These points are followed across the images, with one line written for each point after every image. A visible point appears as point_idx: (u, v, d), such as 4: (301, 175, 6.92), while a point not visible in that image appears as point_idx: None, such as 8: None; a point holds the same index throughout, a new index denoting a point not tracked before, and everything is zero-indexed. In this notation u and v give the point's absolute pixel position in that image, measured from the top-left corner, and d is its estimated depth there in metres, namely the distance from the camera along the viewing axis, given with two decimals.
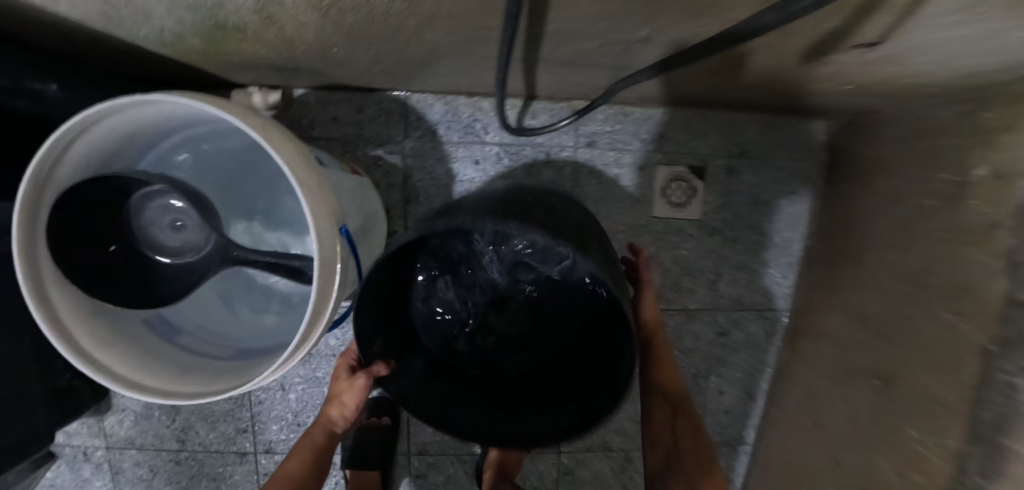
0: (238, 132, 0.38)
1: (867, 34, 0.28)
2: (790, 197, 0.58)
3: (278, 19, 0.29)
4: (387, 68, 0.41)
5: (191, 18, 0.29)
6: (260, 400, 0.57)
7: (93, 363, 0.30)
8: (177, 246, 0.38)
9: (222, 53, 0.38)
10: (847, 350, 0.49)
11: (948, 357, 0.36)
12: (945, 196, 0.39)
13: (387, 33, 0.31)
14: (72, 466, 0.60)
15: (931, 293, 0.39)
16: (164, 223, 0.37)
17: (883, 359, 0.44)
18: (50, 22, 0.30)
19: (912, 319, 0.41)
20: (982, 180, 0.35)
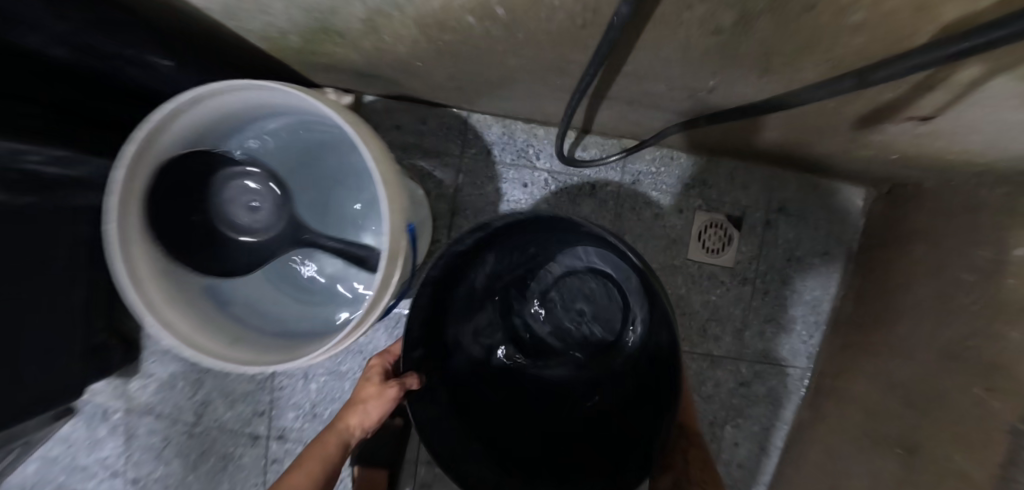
0: (323, 127, 0.41)
1: (921, 108, 0.30)
2: (824, 257, 0.59)
3: (381, 28, 0.32)
4: (460, 86, 0.45)
5: (305, 20, 0.33)
6: (281, 386, 0.58)
7: (159, 318, 0.32)
8: (249, 224, 0.41)
9: (316, 54, 0.41)
10: (871, 416, 0.48)
11: (978, 435, 0.36)
12: (984, 272, 0.40)
13: (474, 54, 0.34)
14: (89, 424, 0.62)
15: (965, 368, 0.39)
16: (241, 202, 0.41)
17: (910, 430, 0.43)
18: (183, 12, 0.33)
19: (943, 391, 0.41)
20: None
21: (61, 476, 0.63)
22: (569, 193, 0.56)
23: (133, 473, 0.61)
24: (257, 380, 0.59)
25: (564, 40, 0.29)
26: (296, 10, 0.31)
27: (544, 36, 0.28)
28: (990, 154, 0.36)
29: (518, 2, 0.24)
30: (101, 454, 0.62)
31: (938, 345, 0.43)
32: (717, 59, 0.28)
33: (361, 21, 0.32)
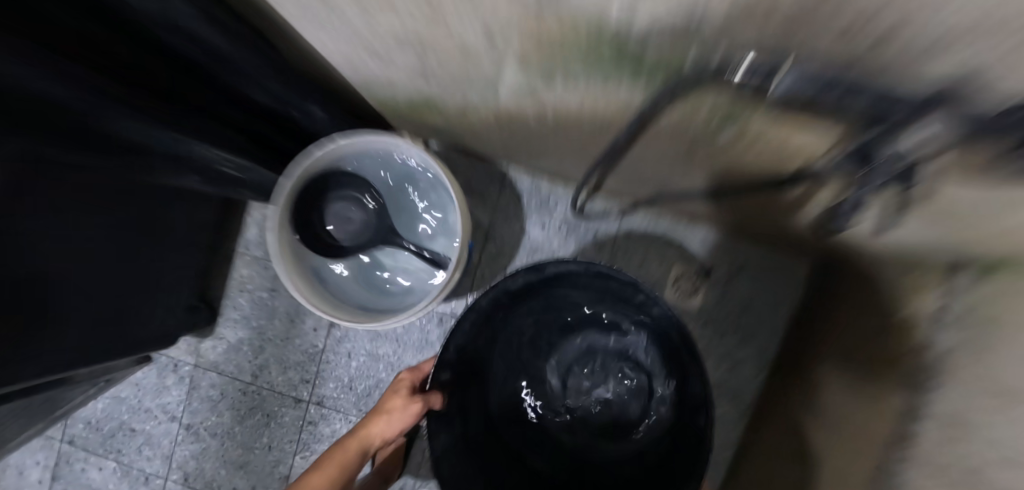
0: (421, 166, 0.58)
1: (815, 205, 0.46)
2: (773, 312, 0.73)
3: (469, 109, 0.49)
4: (508, 148, 0.61)
5: (419, 96, 0.50)
6: (328, 360, 0.71)
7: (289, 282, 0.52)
8: (350, 229, 0.58)
9: (411, 115, 0.59)
10: (796, 439, 0.61)
11: (858, 446, 0.49)
12: (873, 330, 0.54)
13: (526, 132, 0.51)
14: (160, 373, 0.74)
15: (857, 400, 0.53)
16: (346, 214, 0.58)
17: (819, 448, 0.56)
18: (337, 82, 0.51)
19: (842, 418, 0.54)
20: (895, 321, 0.50)
21: (127, 415, 0.75)
22: (578, 237, 0.72)
23: (189, 420, 0.74)
24: (308, 354, 0.72)
25: (588, 135, 0.45)
26: (418, 91, 0.48)
27: (575, 130, 0.45)
28: (874, 245, 0.52)
29: (563, 113, 0.41)
30: (164, 400, 0.75)
31: (843, 384, 0.57)
32: (681, 161, 0.44)
33: (457, 104, 0.49)
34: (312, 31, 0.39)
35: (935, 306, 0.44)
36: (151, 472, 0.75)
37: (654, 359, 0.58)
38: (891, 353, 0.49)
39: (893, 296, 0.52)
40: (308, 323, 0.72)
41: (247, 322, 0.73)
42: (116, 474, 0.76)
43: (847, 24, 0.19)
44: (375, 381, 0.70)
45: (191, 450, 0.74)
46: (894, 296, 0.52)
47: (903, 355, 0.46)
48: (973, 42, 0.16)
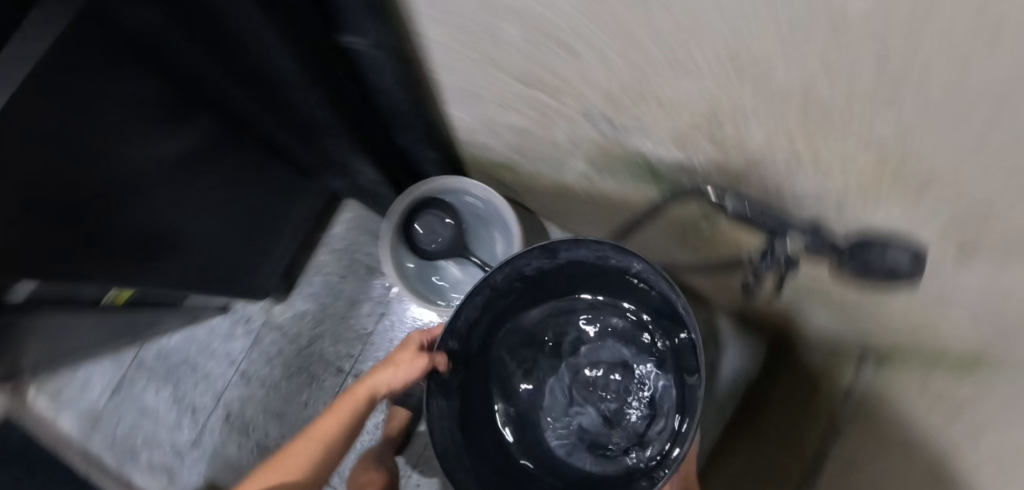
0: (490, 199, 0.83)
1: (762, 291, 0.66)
2: (732, 381, 0.90)
3: (537, 175, 0.71)
4: (551, 208, 0.83)
5: (505, 160, 0.72)
6: (373, 342, 0.88)
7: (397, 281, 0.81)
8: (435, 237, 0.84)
9: (489, 170, 0.81)
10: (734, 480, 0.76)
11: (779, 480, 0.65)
12: (800, 397, 0.72)
13: (571, 199, 0.73)
14: (233, 322, 0.91)
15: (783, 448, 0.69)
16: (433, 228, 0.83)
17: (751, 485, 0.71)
18: (451, 139, 0.73)
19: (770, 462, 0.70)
20: (818, 391, 0.68)
21: (194, 353, 0.90)
22: None
23: (245, 367, 0.89)
24: (358, 334, 0.89)
25: (616, 210, 0.66)
26: (506, 156, 0.70)
27: (607, 205, 0.66)
28: (805, 330, 0.71)
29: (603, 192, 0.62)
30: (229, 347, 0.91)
31: (771, 439, 0.73)
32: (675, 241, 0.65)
33: (530, 171, 0.71)
34: (459, 108, 0.62)
35: (849, 382, 0.62)
36: (199, 405, 0.88)
37: (673, 392, 0.71)
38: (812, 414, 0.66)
39: (817, 373, 0.70)
40: (365, 309, 0.90)
41: (316, 298, 0.91)
42: (168, 401, 0.89)
43: (764, 175, 0.41)
44: None
45: (238, 394, 0.88)
46: (818, 373, 0.70)
47: (825, 417, 0.63)
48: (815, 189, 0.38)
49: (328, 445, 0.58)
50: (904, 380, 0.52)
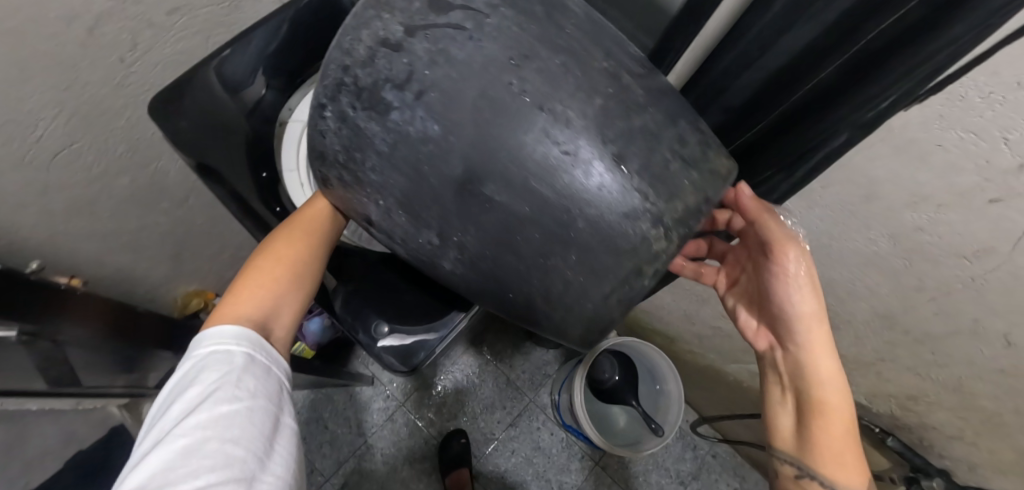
0: (652, 360, 0.94)
1: None
2: None
3: (704, 360, 0.91)
4: (687, 377, 1.02)
5: (678, 336, 0.93)
6: (494, 445, 1.00)
7: (569, 406, 0.94)
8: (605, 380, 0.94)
9: (648, 330, 1.01)
10: None
11: None
12: None
13: (721, 384, 0.92)
14: (372, 395, 1.00)
15: None
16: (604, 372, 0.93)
17: None
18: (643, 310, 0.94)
19: None
20: None
21: (328, 413, 0.99)
22: (683, 444, 1.05)
23: (374, 441, 0.97)
24: (482, 435, 1.01)
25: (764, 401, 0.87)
26: (683, 337, 0.91)
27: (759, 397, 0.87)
28: None
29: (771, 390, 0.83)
30: (361, 416, 0.99)
31: None
32: None
33: (691, 347, 0.92)
34: (671, 296, 0.82)
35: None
36: (320, 468, 0.95)
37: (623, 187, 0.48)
38: None
39: None
40: (496, 415, 1.02)
41: (454, 392, 1.02)
42: None
43: (927, 432, 0.65)
44: (521, 479, 0.99)
45: (357, 466, 0.96)
46: None
47: None
48: (977, 458, 0.61)
49: (302, 250, 0.50)
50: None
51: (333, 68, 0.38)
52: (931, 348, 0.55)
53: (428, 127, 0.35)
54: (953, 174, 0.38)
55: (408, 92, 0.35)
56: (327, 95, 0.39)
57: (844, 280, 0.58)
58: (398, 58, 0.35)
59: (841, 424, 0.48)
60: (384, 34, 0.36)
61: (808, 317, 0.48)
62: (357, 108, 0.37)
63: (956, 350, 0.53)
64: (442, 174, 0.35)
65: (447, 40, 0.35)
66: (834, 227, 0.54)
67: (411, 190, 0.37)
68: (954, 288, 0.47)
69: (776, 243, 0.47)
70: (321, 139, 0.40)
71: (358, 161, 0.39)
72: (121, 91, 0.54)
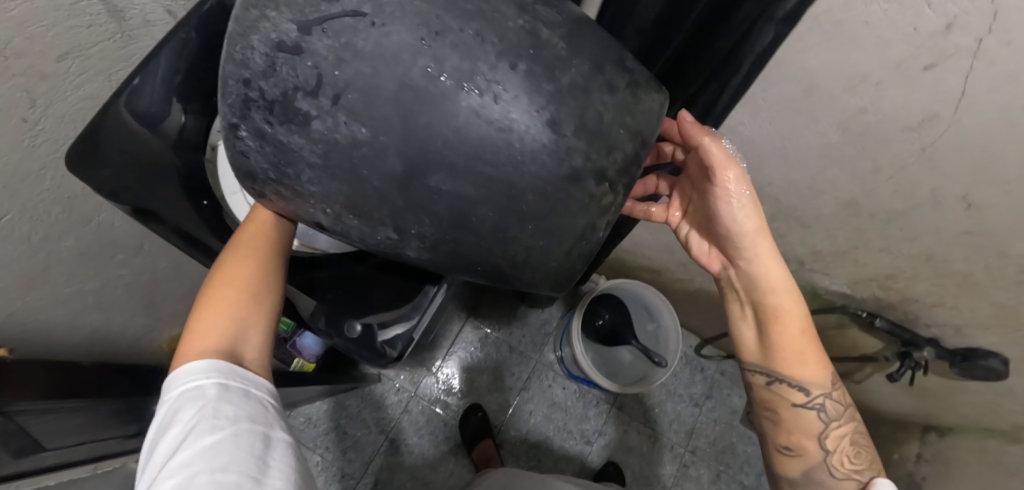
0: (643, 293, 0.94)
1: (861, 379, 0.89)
2: None
3: (691, 285, 0.93)
4: (680, 305, 1.04)
5: (663, 268, 0.94)
6: (512, 412, 1.03)
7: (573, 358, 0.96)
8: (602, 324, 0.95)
9: (634, 269, 1.02)
10: None
11: None
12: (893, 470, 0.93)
13: (712, 304, 0.94)
14: (384, 391, 1.02)
15: None
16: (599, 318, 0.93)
17: None
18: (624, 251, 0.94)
19: None
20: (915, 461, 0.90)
21: (346, 419, 1.00)
22: (691, 368, 1.08)
23: (396, 434, 0.99)
24: (498, 405, 1.03)
25: None
26: (668, 268, 0.92)
27: None
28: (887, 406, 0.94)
29: None
30: (378, 413, 1.01)
31: None
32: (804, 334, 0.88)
33: (678, 276, 0.93)
34: (646, 231, 0.82)
35: (917, 450, 0.91)
36: (351, 472, 0.97)
37: None
38: (909, 480, 0.89)
39: (909, 445, 0.93)
40: (507, 382, 1.04)
41: (462, 370, 1.04)
42: (317, 467, 0.96)
43: (910, 307, 0.66)
44: (543, 436, 1.02)
45: (386, 461, 0.98)
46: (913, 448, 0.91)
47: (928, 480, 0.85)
48: (956, 320, 0.63)
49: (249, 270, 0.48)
50: (969, 450, 0.81)
51: (231, 83, 0.32)
52: (898, 226, 0.56)
53: (352, 131, 0.30)
54: (886, 47, 0.37)
55: (323, 97, 0.30)
56: (232, 112, 0.33)
57: (807, 178, 0.58)
58: (300, 62, 0.30)
59: (799, 327, 0.51)
60: (276, 36, 0.30)
61: (752, 235, 0.48)
62: (273, 124, 0.32)
63: (923, 223, 0.53)
64: (383, 174, 0.32)
65: (348, 31, 0.29)
66: (785, 128, 0.53)
67: (357, 198, 0.34)
68: (909, 163, 0.48)
69: (716, 166, 0.45)
70: (246, 161, 0.36)
71: (291, 176, 0.35)
72: (35, 151, 0.51)
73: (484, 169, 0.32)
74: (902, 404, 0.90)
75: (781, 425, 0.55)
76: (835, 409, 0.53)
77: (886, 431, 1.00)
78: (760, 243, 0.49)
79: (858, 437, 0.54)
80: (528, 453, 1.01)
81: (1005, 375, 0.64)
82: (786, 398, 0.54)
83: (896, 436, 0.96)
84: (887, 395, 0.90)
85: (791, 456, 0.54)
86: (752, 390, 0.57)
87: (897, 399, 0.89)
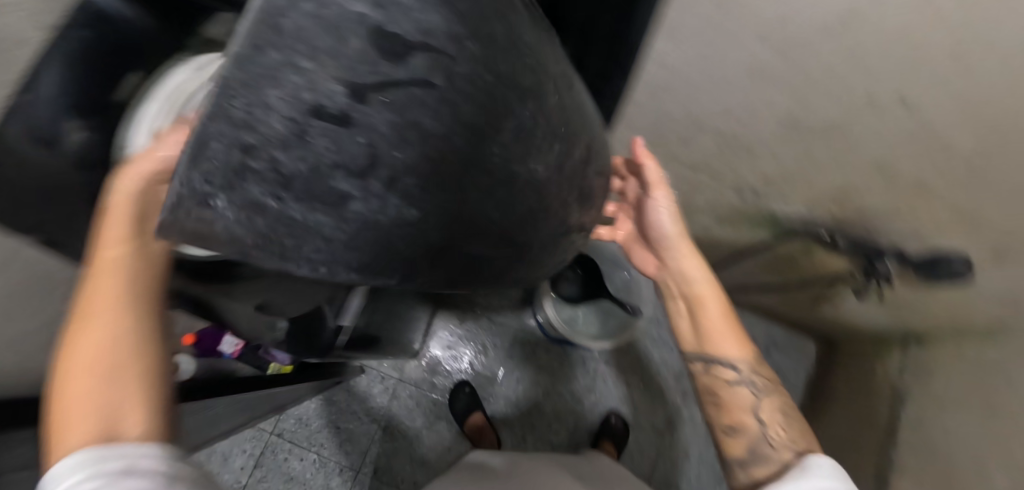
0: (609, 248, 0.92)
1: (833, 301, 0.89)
2: (793, 375, 1.14)
3: None
4: None
5: None
6: (500, 382, 1.03)
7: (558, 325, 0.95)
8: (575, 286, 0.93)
9: None
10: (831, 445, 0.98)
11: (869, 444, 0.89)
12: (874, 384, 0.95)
13: None
14: (370, 381, 1.02)
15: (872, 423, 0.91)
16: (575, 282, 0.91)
17: (844, 450, 0.94)
18: None
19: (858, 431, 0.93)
20: (894, 372, 0.91)
21: (336, 414, 1.00)
22: None
23: (387, 422, 1.00)
24: (485, 377, 1.03)
25: (719, 251, 0.89)
26: None
27: (713, 248, 0.89)
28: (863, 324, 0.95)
29: (721, 237, 0.84)
30: (367, 404, 1.01)
31: (845, 421, 0.97)
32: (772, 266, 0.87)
33: None
34: None
35: (897, 363, 0.92)
36: (348, 464, 0.98)
37: None
38: (889, 392, 0.91)
39: (887, 358, 0.94)
40: (491, 355, 1.04)
41: (445, 349, 1.04)
42: (315, 464, 0.97)
43: (870, 222, 0.64)
44: (534, 402, 1.03)
45: (381, 448, 0.98)
46: (891, 360, 0.93)
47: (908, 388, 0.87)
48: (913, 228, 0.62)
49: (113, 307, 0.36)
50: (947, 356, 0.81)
51: (222, 147, 0.19)
52: (841, 139, 0.54)
53: (403, 212, 0.23)
54: None
55: (374, 180, 0.21)
56: (219, 184, 0.20)
57: (744, 103, 0.55)
58: (349, 134, 0.20)
59: (719, 309, 0.60)
60: (312, 94, 0.19)
61: (676, 235, 0.64)
62: (284, 199, 0.20)
63: (863, 131, 0.51)
64: (419, 244, 0.25)
65: (417, 105, 0.22)
66: (711, 52, 0.51)
67: (381, 265, 0.25)
68: (840, 67, 0.45)
69: (652, 183, 0.63)
70: (217, 236, 0.21)
71: (286, 256, 0.22)
72: None
73: (511, 218, 0.29)
74: (876, 320, 0.91)
75: (721, 408, 0.57)
76: (763, 383, 0.56)
77: (864, 347, 1.01)
78: (682, 241, 0.64)
79: (792, 414, 0.55)
80: (520, 419, 1.02)
81: (969, 277, 0.64)
82: (721, 378, 0.57)
83: (874, 352, 0.98)
84: (860, 313, 0.91)
85: (733, 437, 0.54)
86: (693, 380, 0.60)
87: (870, 316, 0.90)
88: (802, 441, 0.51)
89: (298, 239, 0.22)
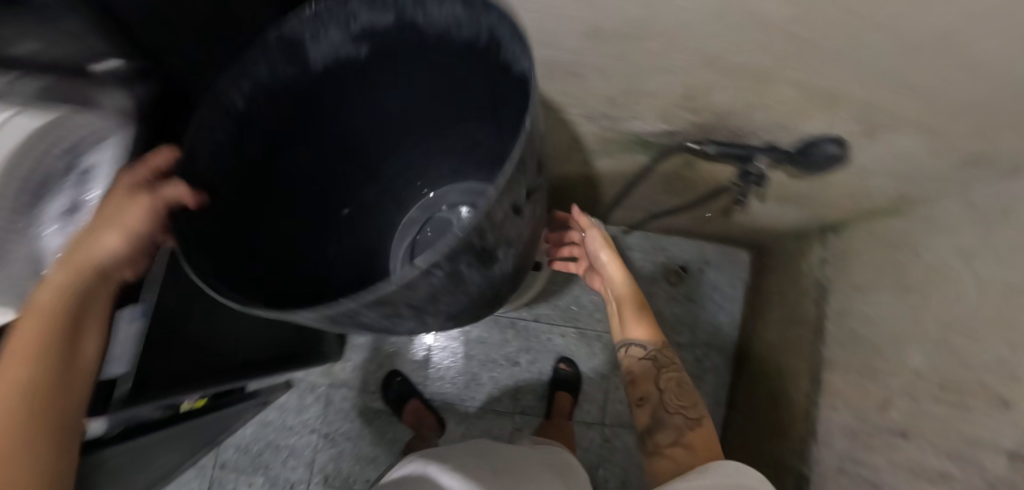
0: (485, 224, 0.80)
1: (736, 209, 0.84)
2: (731, 286, 1.11)
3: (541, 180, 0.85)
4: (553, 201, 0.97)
5: None
6: (432, 363, 1.00)
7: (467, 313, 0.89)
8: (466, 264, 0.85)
9: None
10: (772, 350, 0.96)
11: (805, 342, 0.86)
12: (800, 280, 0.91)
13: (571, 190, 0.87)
14: (301, 395, 0.99)
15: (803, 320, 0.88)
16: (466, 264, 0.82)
17: (783, 352, 0.92)
18: None
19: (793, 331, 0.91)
20: (816, 264, 0.87)
21: (275, 434, 0.97)
22: None
23: (327, 429, 0.97)
24: (417, 362, 1.00)
25: (608, 183, 0.83)
26: None
27: (602, 181, 0.83)
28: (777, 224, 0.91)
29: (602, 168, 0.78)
30: (303, 417, 0.98)
31: (781, 322, 0.95)
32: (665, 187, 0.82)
33: None
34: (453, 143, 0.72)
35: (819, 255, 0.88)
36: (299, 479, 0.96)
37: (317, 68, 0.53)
38: (812, 286, 0.88)
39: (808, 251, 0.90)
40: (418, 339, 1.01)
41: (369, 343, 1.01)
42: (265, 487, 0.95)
43: (730, 121, 0.57)
44: (471, 375, 1.00)
45: (328, 456, 0.96)
46: (812, 253, 0.89)
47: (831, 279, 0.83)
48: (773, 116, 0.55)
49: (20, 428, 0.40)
50: (863, 238, 0.78)
51: (492, 208, 0.31)
52: (649, 36, 0.46)
53: (503, 263, 0.41)
54: None
55: (503, 261, 0.41)
56: (446, 260, 0.31)
57: (535, 20, 0.47)
58: (514, 224, 0.37)
59: (640, 311, 0.75)
60: (512, 204, 0.34)
61: (613, 261, 0.76)
62: (470, 265, 0.35)
63: (664, 22, 0.43)
64: (494, 288, 0.45)
65: (523, 221, 0.39)
66: None
67: (463, 310, 0.44)
68: None
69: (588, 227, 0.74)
70: (412, 282, 0.31)
71: (433, 305, 0.38)
72: None
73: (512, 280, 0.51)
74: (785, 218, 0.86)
75: (636, 382, 0.70)
76: (664, 359, 0.71)
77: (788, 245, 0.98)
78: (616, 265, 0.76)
79: (684, 385, 0.68)
80: (460, 395, 0.99)
81: (845, 156, 0.59)
82: (638, 361, 0.72)
83: (796, 248, 0.94)
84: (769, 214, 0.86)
85: (643, 407, 0.68)
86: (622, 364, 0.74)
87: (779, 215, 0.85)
88: (693, 407, 0.65)
89: (448, 298, 0.38)
